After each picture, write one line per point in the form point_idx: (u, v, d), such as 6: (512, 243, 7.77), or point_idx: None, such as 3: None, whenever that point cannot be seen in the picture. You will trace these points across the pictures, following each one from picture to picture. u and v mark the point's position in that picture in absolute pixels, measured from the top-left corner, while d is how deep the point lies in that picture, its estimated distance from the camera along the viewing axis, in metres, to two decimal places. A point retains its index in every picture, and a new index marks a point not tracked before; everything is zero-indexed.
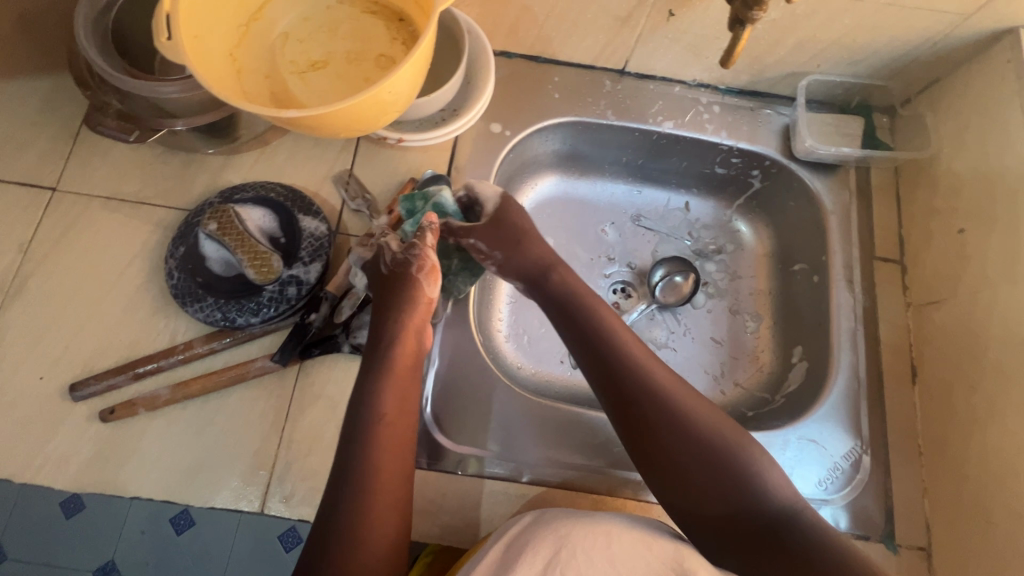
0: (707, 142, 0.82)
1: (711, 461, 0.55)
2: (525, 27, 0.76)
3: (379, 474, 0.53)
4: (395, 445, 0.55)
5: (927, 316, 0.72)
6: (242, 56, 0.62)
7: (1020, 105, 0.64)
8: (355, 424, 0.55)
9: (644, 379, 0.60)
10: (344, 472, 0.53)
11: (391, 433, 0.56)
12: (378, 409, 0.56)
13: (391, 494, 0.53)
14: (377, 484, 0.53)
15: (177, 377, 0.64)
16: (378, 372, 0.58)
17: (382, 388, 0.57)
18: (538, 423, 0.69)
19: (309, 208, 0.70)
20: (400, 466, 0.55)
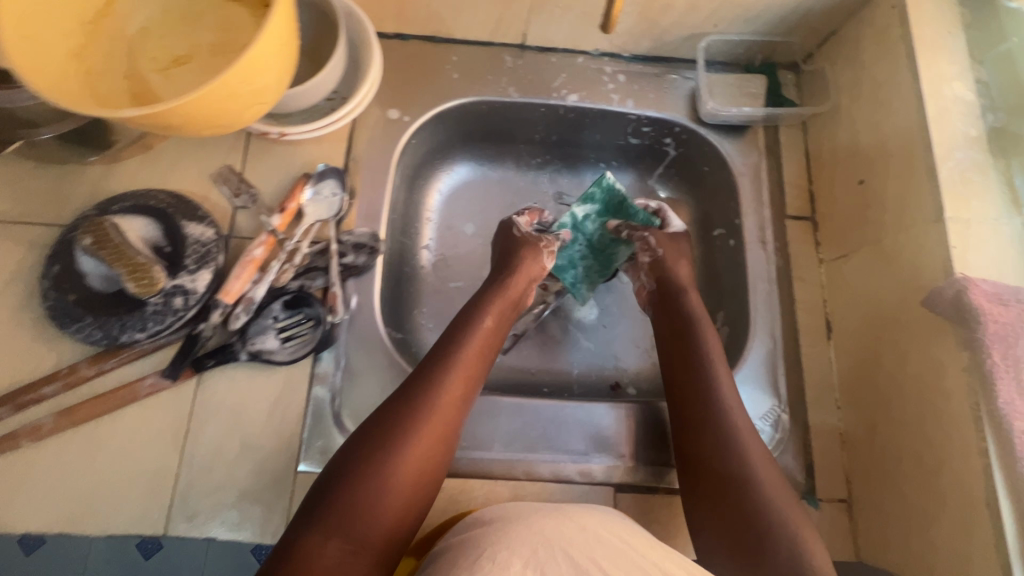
0: (615, 113, 0.80)
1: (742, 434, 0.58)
2: (411, 6, 0.73)
3: (428, 431, 0.56)
4: (450, 407, 0.59)
5: (837, 270, 0.72)
6: (92, 56, 0.57)
7: (906, 50, 0.63)
8: (410, 394, 0.58)
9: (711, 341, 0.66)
10: (383, 433, 0.55)
11: (436, 418, 0.57)
12: (445, 375, 0.60)
13: (411, 472, 0.54)
14: (404, 455, 0.54)
15: (64, 404, 0.61)
16: (450, 347, 0.63)
17: (437, 372, 0.59)
18: (464, 414, 0.67)
19: (194, 213, 0.66)
20: (445, 437, 0.58)
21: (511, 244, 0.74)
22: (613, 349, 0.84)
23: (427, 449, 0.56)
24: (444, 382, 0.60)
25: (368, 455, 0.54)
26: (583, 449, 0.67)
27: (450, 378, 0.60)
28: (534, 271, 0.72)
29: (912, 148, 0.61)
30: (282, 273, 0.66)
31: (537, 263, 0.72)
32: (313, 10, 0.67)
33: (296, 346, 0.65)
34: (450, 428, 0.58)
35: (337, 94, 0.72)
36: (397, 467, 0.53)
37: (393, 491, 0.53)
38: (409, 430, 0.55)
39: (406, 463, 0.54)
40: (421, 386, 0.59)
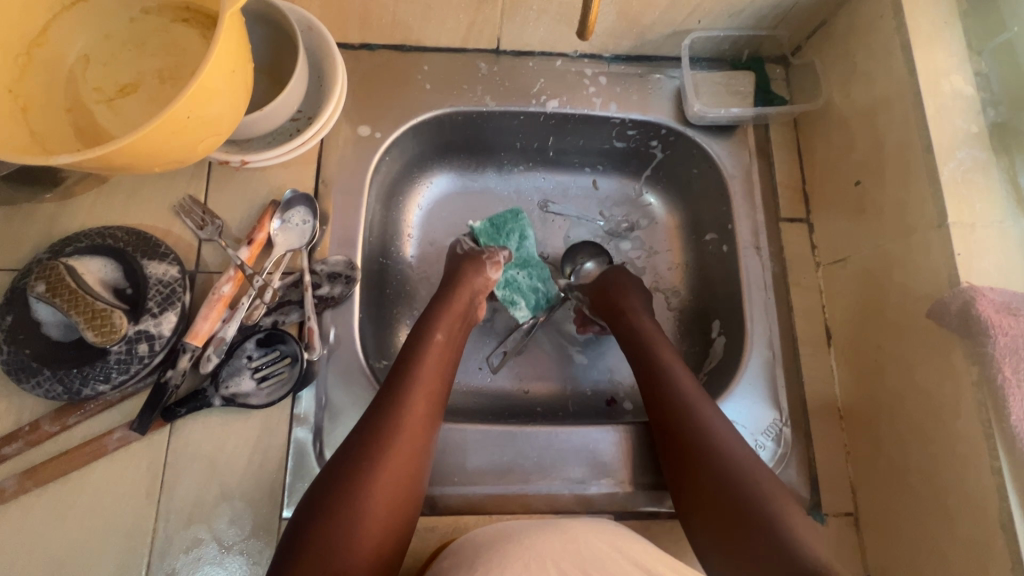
0: (597, 117, 0.77)
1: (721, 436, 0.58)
2: (375, 15, 0.68)
3: (400, 453, 0.55)
4: (421, 426, 0.57)
5: (834, 275, 0.69)
6: (27, 89, 0.52)
7: (900, 44, 0.60)
8: (373, 415, 0.56)
9: (662, 350, 0.66)
10: (351, 458, 0.54)
11: (404, 434, 0.56)
12: (411, 394, 0.59)
13: (387, 493, 0.53)
14: (374, 474, 0.53)
15: (28, 463, 0.57)
16: (416, 363, 0.61)
17: (400, 389, 0.58)
18: (453, 447, 0.64)
19: (155, 251, 0.62)
20: (417, 457, 0.56)
21: (457, 261, 0.74)
22: (609, 363, 0.81)
23: (400, 472, 0.54)
24: (411, 399, 0.58)
25: (339, 487, 0.52)
26: (580, 477, 0.64)
27: (417, 397, 0.59)
28: (473, 285, 0.71)
29: (910, 147, 0.58)
30: (253, 309, 0.62)
31: (481, 277, 0.72)
32: (271, 25, 0.63)
33: (272, 387, 0.61)
34: (422, 448, 0.57)
35: (302, 114, 0.67)
36: (370, 494, 0.52)
37: (370, 520, 0.51)
38: (379, 454, 0.54)
39: (380, 487, 0.53)
40: (387, 408, 0.57)
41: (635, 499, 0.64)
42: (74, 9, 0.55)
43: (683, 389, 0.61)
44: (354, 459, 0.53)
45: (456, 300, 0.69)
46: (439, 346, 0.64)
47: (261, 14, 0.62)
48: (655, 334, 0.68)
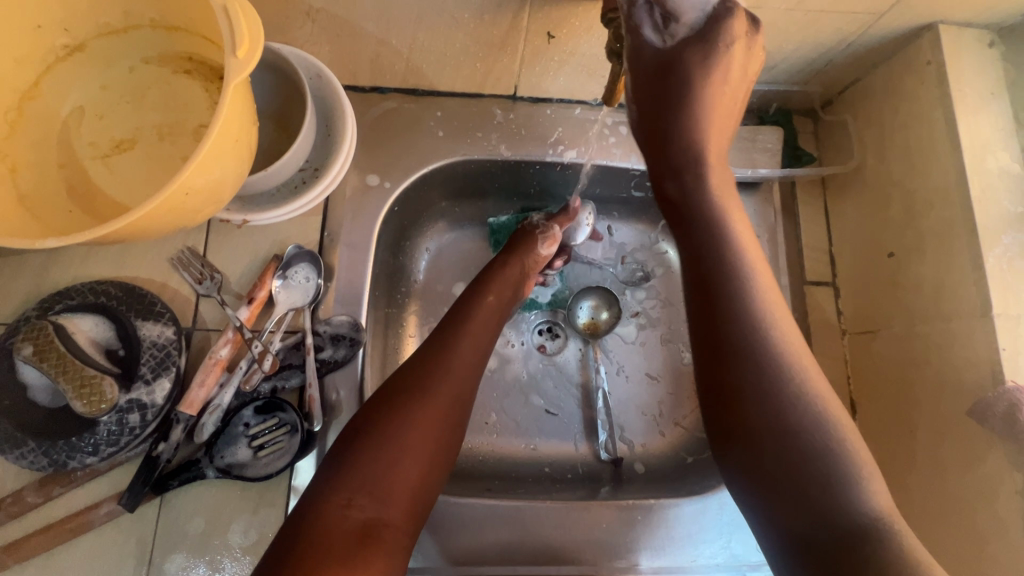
0: (616, 168, 0.73)
1: (800, 399, 0.45)
2: (388, 62, 0.65)
3: (446, 392, 0.54)
4: (470, 363, 0.57)
5: (862, 348, 0.65)
6: (16, 148, 0.50)
7: (943, 113, 0.57)
8: (414, 369, 0.55)
9: (721, 227, 0.52)
10: (388, 405, 0.52)
11: (444, 392, 0.54)
12: (461, 340, 0.58)
13: (419, 454, 0.51)
14: (410, 432, 0.51)
15: (11, 536, 0.54)
16: (464, 317, 0.61)
17: (449, 350, 0.57)
18: (480, 528, 0.61)
19: (150, 310, 0.59)
20: (461, 399, 0.55)
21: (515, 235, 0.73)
22: (621, 419, 0.77)
23: (444, 412, 0.54)
24: (461, 345, 0.58)
25: (385, 413, 0.52)
26: (592, 557, 0.61)
27: (467, 336, 0.59)
28: (527, 260, 0.70)
29: (952, 224, 0.55)
30: (249, 375, 0.59)
31: (534, 254, 0.71)
32: (279, 74, 0.60)
33: (270, 457, 0.58)
34: (466, 391, 0.56)
35: (308, 164, 0.63)
36: (413, 425, 0.51)
37: (413, 453, 0.50)
38: (427, 391, 0.54)
39: (428, 417, 0.52)
40: (436, 351, 0.57)
41: None
42: (69, 59, 0.52)
43: (782, 377, 0.46)
44: (400, 390, 0.53)
45: (510, 266, 0.68)
46: (485, 305, 0.63)
47: (268, 62, 0.59)
48: (721, 210, 0.53)
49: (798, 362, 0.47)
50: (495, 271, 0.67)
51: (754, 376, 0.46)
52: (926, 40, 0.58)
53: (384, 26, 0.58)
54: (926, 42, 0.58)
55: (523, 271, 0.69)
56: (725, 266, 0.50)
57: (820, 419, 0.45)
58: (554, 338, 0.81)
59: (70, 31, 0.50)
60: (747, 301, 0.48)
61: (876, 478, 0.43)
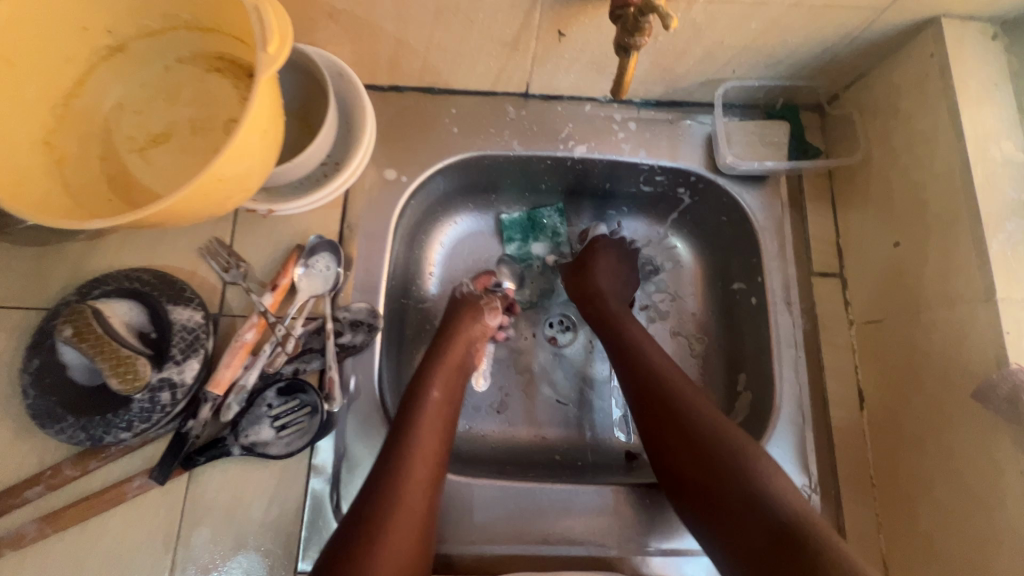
0: (626, 163, 0.75)
1: (714, 421, 0.57)
2: (406, 60, 0.68)
3: (412, 492, 0.54)
4: (439, 439, 0.60)
5: (869, 336, 0.66)
6: (63, 140, 0.53)
7: (946, 105, 0.58)
8: (388, 450, 0.57)
9: (655, 358, 0.65)
10: (372, 492, 0.54)
11: (421, 465, 0.57)
12: (418, 437, 0.58)
13: (409, 531, 0.52)
14: (396, 513, 0.53)
15: (49, 507, 0.57)
16: (415, 414, 0.60)
17: (417, 427, 0.59)
18: (508, 508, 0.63)
19: (180, 295, 0.62)
20: (427, 493, 0.56)
21: (453, 307, 0.75)
22: (629, 409, 0.79)
23: (415, 513, 0.54)
24: (420, 443, 0.58)
25: (359, 537, 0.51)
26: (601, 539, 0.62)
27: (433, 411, 0.61)
28: (472, 330, 0.72)
29: (956, 212, 0.56)
30: (274, 357, 0.62)
31: (478, 325, 0.73)
32: (304, 72, 0.63)
33: (292, 436, 0.60)
34: (431, 483, 0.56)
35: (331, 159, 0.66)
36: (398, 506, 0.53)
37: (402, 534, 0.52)
38: (394, 499, 0.53)
39: (411, 496, 0.54)
40: (405, 426, 0.59)
41: (654, 565, 0.62)
42: (110, 59, 0.55)
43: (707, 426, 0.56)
44: (380, 473, 0.55)
45: (452, 353, 0.68)
46: (438, 399, 0.63)
47: (294, 62, 0.62)
48: (636, 328, 0.70)
49: (716, 424, 0.57)
50: (451, 349, 0.69)
51: (698, 423, 0.57)
52: (930, 33, 0.59)
53: (403, 25, 0.61)
54: (929, 35, 0.60)
55: (466, 350, 0.70)
56: (658, 378, 0.63)
57: (731, 440, 0.55)
58: (566, 331, 0.83)
59: (113, 32, 0.54)
60: (681, 403, 0.60)
61: (784, 477, 0.53)
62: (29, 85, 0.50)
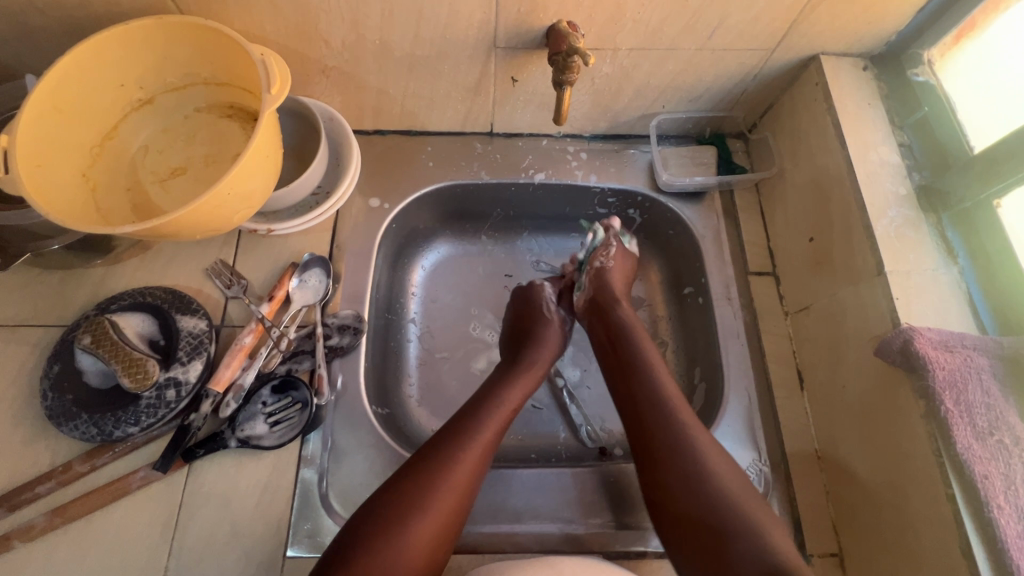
0: (580, 187, 0.86)
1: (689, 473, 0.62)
2: (387, 107, 0.80)
3: (462, 474, 0.60)
4: (484, 454, 0.63)
5: (801, 323, 0.74)
6: (97, 173, 0.64)
7: (832, 122, 0.70)
8: (435, 454, 0.61)
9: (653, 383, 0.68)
10: (408, 489, 0.58)
11: (462, 477, 0.60)
12: (479, 428, 0.64)
13: (429, 534, 0.56)
14: (422, 518, 0.56)
15: (58, 501, 0.62)
16: (469, 426, 0.64)
17: (467, 442, 0.62)
18: (491, 494, 0.69)
19: (188, 306, 0.70)
20: (474, 480, 0.61)
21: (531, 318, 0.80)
22: (600, 411, 0.84)
23: (458, 492, 0.59)
24: (479, 433, 0.64)
25: (403, 502, 0.56)
26: (569, 517, 0.67)
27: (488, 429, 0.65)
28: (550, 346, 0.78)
29: (850, 205, 0.67)
30: (270, 358, 0.69)
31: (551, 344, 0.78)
32: (301, 117, 0.76)
33: (284, 430, 0.67)
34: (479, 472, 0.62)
35: (321, 190, 0.79)
36: (428, 510, 0.56)
37: (419, 538, 0.55)
38: (444, 477, 0.59)
39: (441, 505, 0.57)
40: (455, 435, 0.63)
41: (622, 541, 0.66)
42: (140, 110, 0.67)
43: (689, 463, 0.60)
44: (418, 474, 0.59)
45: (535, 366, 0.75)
46: (507, 403, 0.68)
47: (293, 110, 0.75)
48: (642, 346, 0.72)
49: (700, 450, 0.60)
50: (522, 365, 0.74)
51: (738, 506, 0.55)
52: (813, 67, 0.73)
53: (384, 77, 0.74)
54: (812, 69, 0.73)
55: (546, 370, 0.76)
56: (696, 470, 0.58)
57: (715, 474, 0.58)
58: None
59: (145, 89, 0.65)
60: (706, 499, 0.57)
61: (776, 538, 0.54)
62: (74, 129, 0.61)
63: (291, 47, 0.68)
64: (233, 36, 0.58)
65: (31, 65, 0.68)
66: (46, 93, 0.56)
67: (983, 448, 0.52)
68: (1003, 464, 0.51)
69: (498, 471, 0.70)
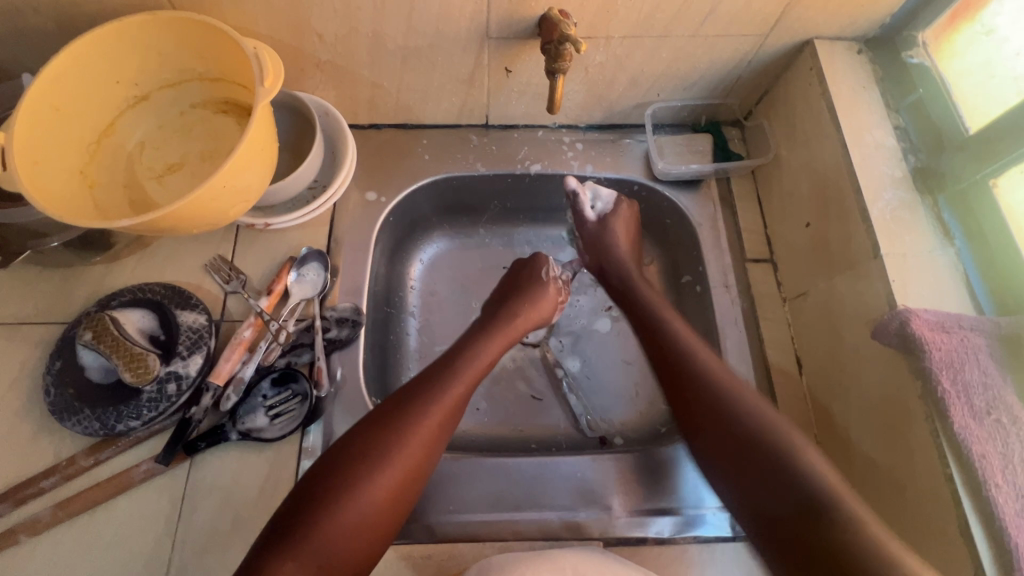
0: (576, 177, 0.86)
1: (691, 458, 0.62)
2: (382, 101, 0.81)
3: (426, 430, 0.60)
4: (453, 403, 0.63)
5: (799, 309, 0.74)
6: (94, 171, 0.64)
7: (827, 107, 0.70)
8: (401, 404, 0.61)
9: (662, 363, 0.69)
10: (370, 438, 0.58)
11: (426, 429, 0.60)
12: (450, 382, 0.65)
13: (389, 484, 0.57)
14: (383, 467, 0.57)
15: (62, 495, 0.63)
16: (439, 379, 0.65)
17: (435, 396, 0.63)
18: (492, 483, 0.69)
19: (187, 301, 0.70)
20: (443, 431, 0.62)
21: (518, 278, 0.81)
22: (600, 401, 0.84)
23: (425, 441, 0.60)
24: (448, 390, 0.64)
25: (368, 450, 0.58)
26: (569, 504, 0.68)
27: (459, 382, 0.65)
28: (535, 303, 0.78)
29: (845, 188, 0.67)
30: (269, 351, 0.69)
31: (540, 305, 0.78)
32: (296, 112, 0.76)
33: (284, 422, 0.67)
34: (448, 423, 0.62)
35: (317, 184, 0.79)
36: (390, 460, 0.57)
37: (379, 487, 0.56)
38: (413, 423, 0.60)
39: (404, 455, 0.58)
40: (422, 387, 0.64)
41: (620, 527, 0.67)
42: (135, 106, 0.67)
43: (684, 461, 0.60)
44: (382, 425, 0.59)
45: (516, 322, 0.75)
46: (484, 358, 0.69)
47: (289, 104, 0.76)
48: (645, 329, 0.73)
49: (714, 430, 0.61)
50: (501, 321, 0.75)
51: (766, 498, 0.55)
52: (807, 52, 0.73)
53: (377, 70, 0.74)
54: (807, 53, 0.73)
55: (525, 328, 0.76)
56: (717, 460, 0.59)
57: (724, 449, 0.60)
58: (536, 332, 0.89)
59: (140, 86, 0.66)
60: None
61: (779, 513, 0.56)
62: (70, 127, 0.62)
63: (284, 42, 0.69)
64: (224, 30, 0.58)
65: (28, 65, 0.69)
66: (42, 91, 0.57)
67: (981, 428, 0.51)
68: (1000, 442, 0.51)
69: (499, 461, 0.70)
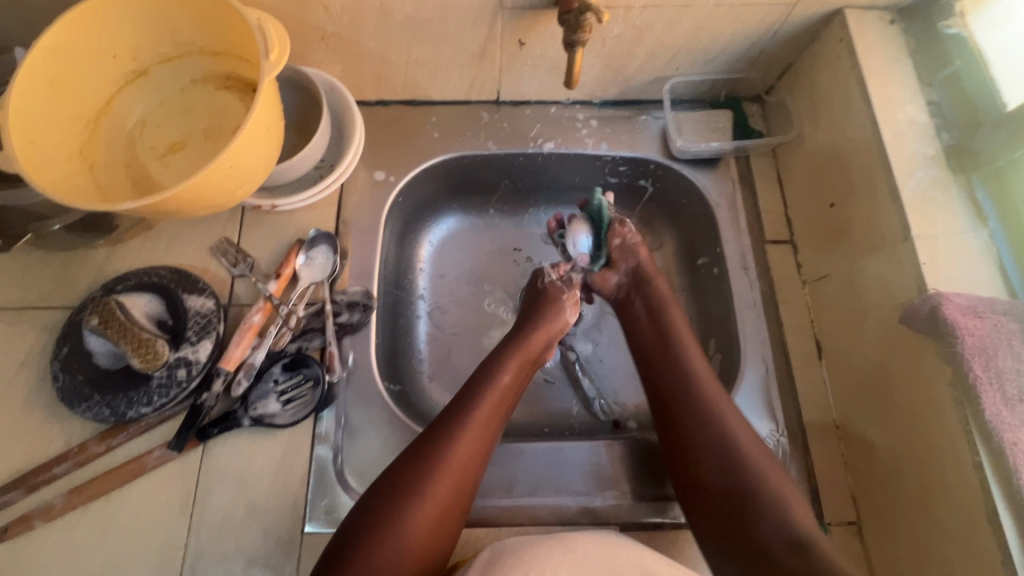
0: (590, 156, 0.83)
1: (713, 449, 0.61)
2: (389, 76, 0.78)
3: (452, 470, 0.58)
4: (477, 443, 0.60)
5: (820, 291, 0.72)
6: (94, 150, 0.62)
7: (857, 82, 0.67)
8: (425, 448, 0.59)
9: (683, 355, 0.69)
10: (396, 486, 0.56)
11: (451, 469, 0.58)
12: (471, 419, 0.61)
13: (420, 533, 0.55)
14: (413, 515, 0.55)
15: (75, 482, 0.62)
16: (461, 414, 0.62)
17: (457, 434, 0.60)
18: (507, 468, 0.68)
19: (195, 285, 0.69)
20: (470, 471, 0.59)
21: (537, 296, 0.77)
22: (613, 385, 0.83)
23: (453, 483, 0.57)
24: (470, 427, 0.61)
25: (397, 498, 0.55)
26: (586, 489, 0.67)
27: (482, 419, 0.62)
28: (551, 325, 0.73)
29: (873, 169, 0.64)
30: (280, 336, 0.68)
31: (547, 321, 0.73)
32: (301, 88, 0.74)
33: (296, 408, 0.66)
34: (475, 461, 0.60)
35: (324, 163, 0.77)
36: (420, 508, 0.55)
37: (411, 536, 0.54)
38: (437, 466, 0.57)
39: (433, 499, 0.56)
40: (444, 426, 0.61)
41: (636, 512, 0.66)
42: (135, 82, 0.64)
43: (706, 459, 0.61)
44: (410, 470, 0.57)
45: (530, 343, 0.71)
46: (502, 385, 0.66)
47: (293, 80, 0.73)
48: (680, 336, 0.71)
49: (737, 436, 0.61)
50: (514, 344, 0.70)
51: None
52: (836, 22, 0.70)
53: (385, 44, 0.71)
54: (836, 24, 0.70)
55: (536, 349, 0.71)
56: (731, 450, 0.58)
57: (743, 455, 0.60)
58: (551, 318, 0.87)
59: (138, 59, 0.63)
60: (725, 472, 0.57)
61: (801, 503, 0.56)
62: (68, 104, 0.59)
63: (288, 13, 0.66)
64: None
65: (23, 39, 0.66)
66: (36, 65, 0.54)
67: (1013, 415, 0.50)
68: None
69: (513, 447, 0.69)
